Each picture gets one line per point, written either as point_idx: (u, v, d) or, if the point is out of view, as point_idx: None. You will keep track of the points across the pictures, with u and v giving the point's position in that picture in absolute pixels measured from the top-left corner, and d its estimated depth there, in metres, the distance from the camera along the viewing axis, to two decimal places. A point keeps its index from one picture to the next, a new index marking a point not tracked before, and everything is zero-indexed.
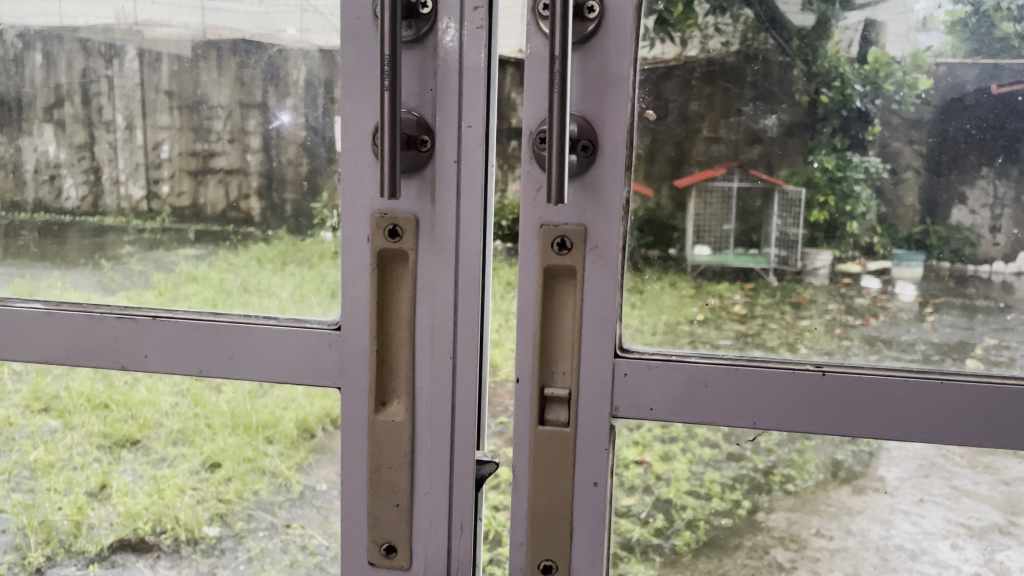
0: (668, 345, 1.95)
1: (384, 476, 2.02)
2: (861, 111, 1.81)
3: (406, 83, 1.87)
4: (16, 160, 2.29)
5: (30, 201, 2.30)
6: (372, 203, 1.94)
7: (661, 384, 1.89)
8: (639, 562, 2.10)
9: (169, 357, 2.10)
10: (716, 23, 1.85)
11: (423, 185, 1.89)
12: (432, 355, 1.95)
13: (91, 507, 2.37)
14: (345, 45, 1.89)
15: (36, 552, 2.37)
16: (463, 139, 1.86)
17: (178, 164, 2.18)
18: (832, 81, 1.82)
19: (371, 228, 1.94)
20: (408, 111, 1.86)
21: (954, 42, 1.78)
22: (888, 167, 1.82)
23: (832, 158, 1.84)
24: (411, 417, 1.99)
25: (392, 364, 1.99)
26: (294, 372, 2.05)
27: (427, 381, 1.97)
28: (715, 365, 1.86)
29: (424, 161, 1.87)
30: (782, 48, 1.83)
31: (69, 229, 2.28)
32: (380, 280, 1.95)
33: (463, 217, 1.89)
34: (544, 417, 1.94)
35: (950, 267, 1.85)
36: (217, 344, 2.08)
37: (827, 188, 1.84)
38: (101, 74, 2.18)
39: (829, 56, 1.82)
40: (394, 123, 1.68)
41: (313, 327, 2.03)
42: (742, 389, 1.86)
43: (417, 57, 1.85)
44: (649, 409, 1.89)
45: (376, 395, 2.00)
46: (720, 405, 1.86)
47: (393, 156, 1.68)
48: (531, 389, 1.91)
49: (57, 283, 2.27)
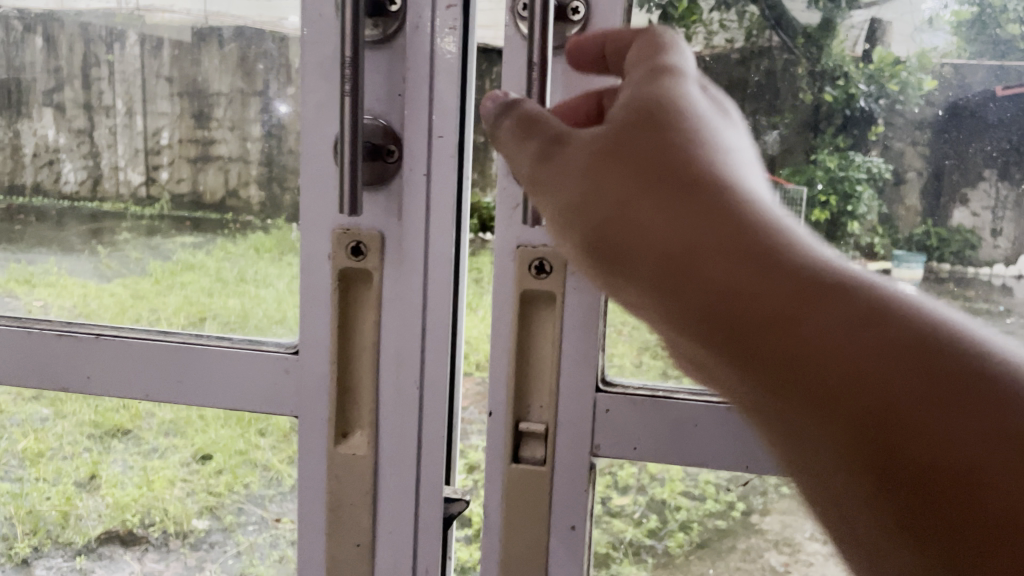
0: (657, 379, 1.97)
1: (344, 511, 2.09)
2: (865, 111, 1.79)
3: (373, 88, 1.88)
4: (15, 144, 2.27)
5: (28, 185, 2.28)
6: (335, 220, 1.98)
7: (646, 425, 1.92)
8: (631, 563, 2.12)
9: (113, 375, 2.18)
10: (721, 19, 1.82)
11: (389, 204, 1.93)
12: (397, 381, 2.01)
13: (80, 498, 2.35)
14: (316, 36, 1.91)
15: (23, 543, 2.39)
16: (434, 149, 1.88)
17: (177, 151, 2.15)
18: (836, 79, 1.80)
19: (333, 245, 1.98)
20: (375, 118, 1.88)
21: (960, 43, 1.75)
22: (891, 168, 1.81)
23: (834, 158, 1.82)
24: (374, 449, 2.05)
25: (356, 389, 2.05)
26: (253, 395, 2.13)
27: (391, 408, 2.03)
28: (701, 405, 1.88)
29: (391, 172, 1.90)
30: (787, 46, 1.81)
31: (66, 215, 2.25)
32: (343, 299, 2.00)
33: (429, 239, 1.92)
34: (519, 454, 1.96)
35: (950, 269, 1.85)
36: (175, 365, 2.14)
37: (829, 187, 1.83)
38: (102, 58, 2.14)
39: (835, 55, 1.79)
40: (355, 134, 1.67)
41: (272, 350, 2.11)
42: (728, 431, 1.87)
43: (385, 60, 1.86)
44: (632, 448, 1.92)
45: (339, 423, 2.07)
46: (704, 446, 1.89)
47: (354, 167, 1.68)
48: (505, 423, 1.94)
49: (53, 270, 2.29)
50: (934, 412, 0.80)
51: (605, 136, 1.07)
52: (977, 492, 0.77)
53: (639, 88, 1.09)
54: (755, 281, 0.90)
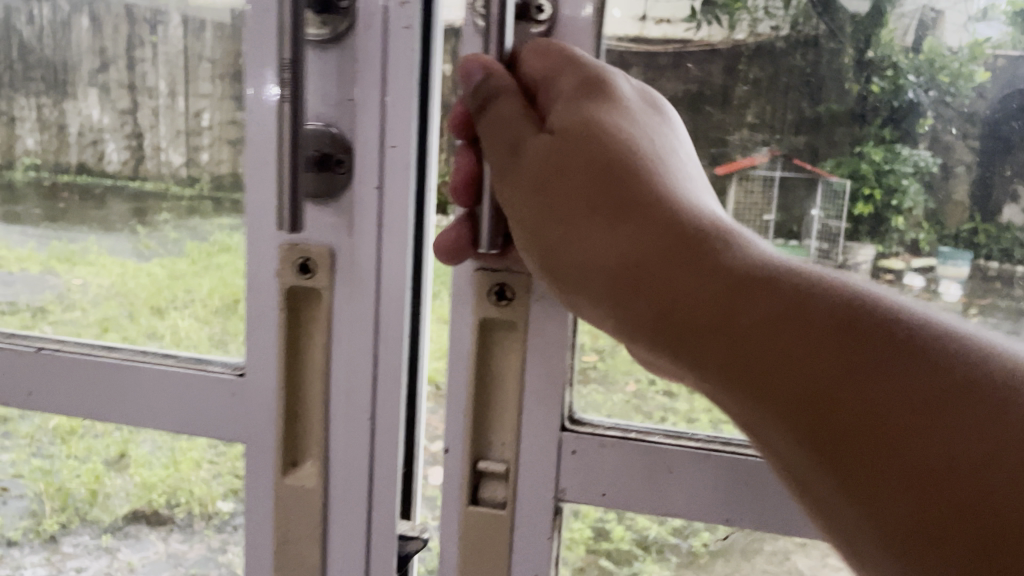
0: (624, 419, 1.98)
1: (290, 546, 2.13)
2: (912, 102, 1.73)
3: (324, 91, 1.90)
4: (61, 122, 2.28)
5: (73, 163, 2.28)
6: (282, 235, 2.00)
7: (612, 473, 1.92)
8: (654, 562, 2.06)
9: (49, 389, 2.30)
10: (766, 6, 1.77)
11: (339, 222, 1.95)
12: (347, 405, 2.03)
13: (108, 477, 2.39)
14: (256, 35, 1.94)
15: (51, 519, 2.47)
16: (388, 158, 1.88)
17: (217, 132, 2.14)
18: (884, 70, 1.73)
19: (281, 261, 2.00)
20: (325, 126, 1.90)
21: (1015, 34, 1.69)
22: (938, 161, 1.74)
23: (880, 150, 1.76)
24: (322, 481, 2.09)
25: (308, 419, 2.09)
26: (198, 418, 2.19)
27: (340, 439, 2.06)
28: (671, 450, 1.88)
29: (341, 181, 1.92)
30: (833, 34, 1.74)
31: (110, 194, 2.26)
32: (292, 317, 2.03)
33: (382, 257, 1.94)
34: (477, 497, 1.99)
35: (999, 267, 1.77)
36: (116, 387, 2.24)
37: (873, 180, 1.77)
38: (146, 40, 2.16)
39: (884, 43, 1.73)
40: (296, 144, 1.66)
41: (216, 372, 2.18)
42: (697, 480, 1.88)
43: (336, 59, 1.87)
44: (600, 495, 1.93)
45: (289, 456, 2.11)
46: (675, 495, 1.89)
47: (294, 179, 1.65)
48: (463, 461, 1.97)
49: (93, 247, 2.31)
50: (827, 370, 1.10)
51: (552, 156, 1.39)
52: (875, 427, 1.04)
53: (568, 109, 1.44)
54: (688, 279, 1.26)
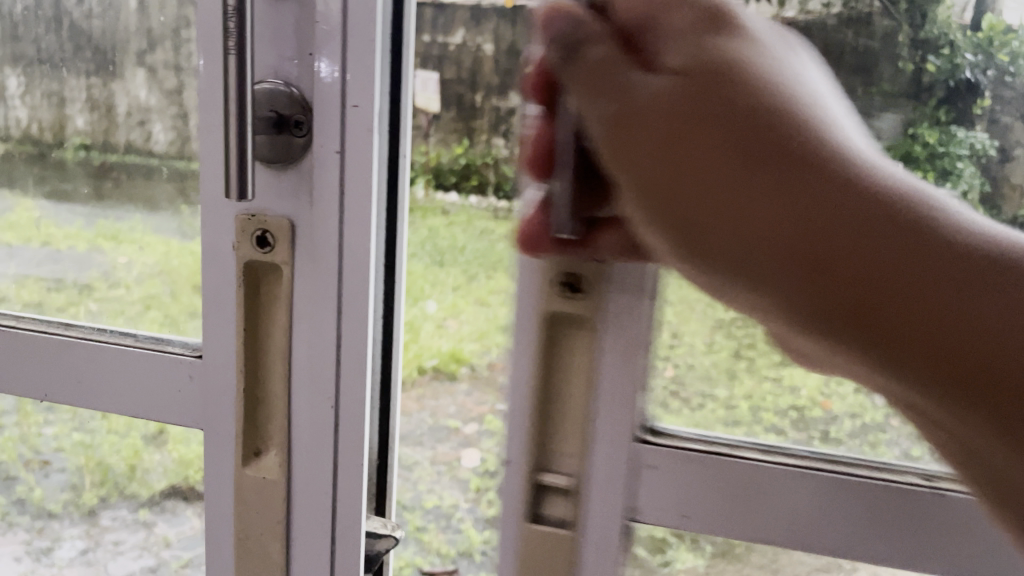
0: (705, 428, 1.91)
1: (251, 540, 2.16)
2: (970, 82, 1.66)
3: (279, 48, 1.87)
4: (109, 103, 2.24)
5: (121, 144, 2.25)
6: (238, 207, 2.00)
7: (688, 492, 1.84)
8: (688, 551, 1.95)
9: (13, 370, 2.38)
10: None
11: (300, 193, 1.93)
12: (309, 388, 2.03)
13: (146, 452, 2.40)
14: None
15: (91, 492, 2.51)
16: (348, 118, 1.86)
17: None
18: (941, 48, 1.65)
19: (237, 233, 2.01)
20: (283, 85, 1.88)
21: None
22: (996, 144, 1.67)
23: (934, 133, 1.68)
24: (282, 471, 2.10)
25: (269, 403, 2.09)
26: (159, 402, 2.24)
27: (303, 424, 2.06)
28: (755, 465, 1.80)
29: (299, 146, 1.91)
30: (888, 11, 1.67)
31: (156, 173, 2.22)
32: (251, 294, 2.03)
33: (342, 234, 1.92)
34: (539, 514, 1.90)
35: None
36: (78, 370, 2.32)
37: (927, 164, 1.68)
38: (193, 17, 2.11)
39: (939, 21, 1.65)
40: (242, 107, 1.63)
41: (176, 353, 2.21)
42: (787, 495, 1.80)
43: (292, 14, 1.85)
44: (681, 517, 1.85)
45: (251, 444, 2.13)
46: (758, 511, 1.81)
47: (241, 140, 1.63)
48: (521, 471, 1.87)
49: (139, 227, 2.27)
50: (998, 313, 1.12)
51: (610, 65, 1.26)
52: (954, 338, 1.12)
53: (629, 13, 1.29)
54: (770, 207, 1.17)
